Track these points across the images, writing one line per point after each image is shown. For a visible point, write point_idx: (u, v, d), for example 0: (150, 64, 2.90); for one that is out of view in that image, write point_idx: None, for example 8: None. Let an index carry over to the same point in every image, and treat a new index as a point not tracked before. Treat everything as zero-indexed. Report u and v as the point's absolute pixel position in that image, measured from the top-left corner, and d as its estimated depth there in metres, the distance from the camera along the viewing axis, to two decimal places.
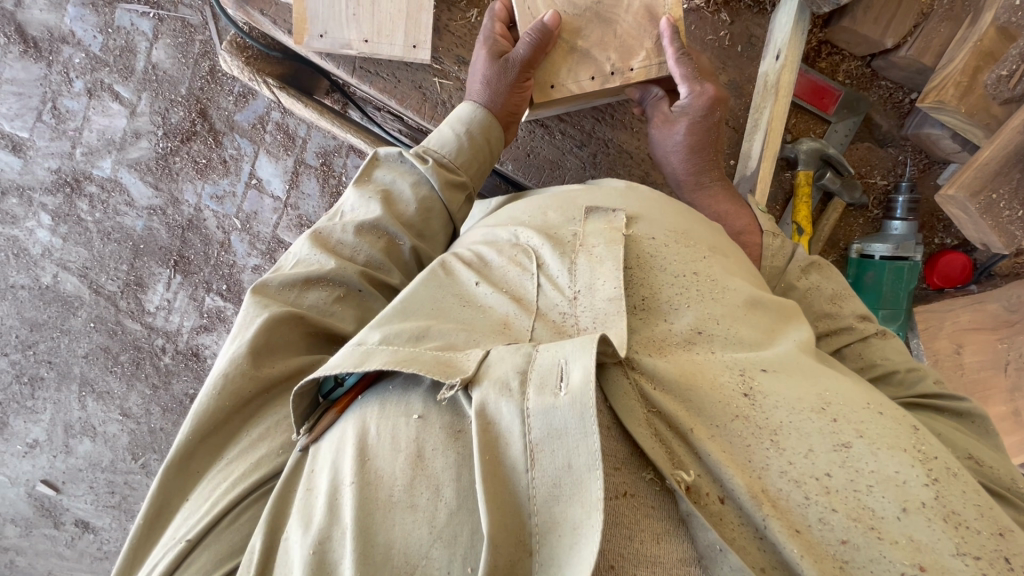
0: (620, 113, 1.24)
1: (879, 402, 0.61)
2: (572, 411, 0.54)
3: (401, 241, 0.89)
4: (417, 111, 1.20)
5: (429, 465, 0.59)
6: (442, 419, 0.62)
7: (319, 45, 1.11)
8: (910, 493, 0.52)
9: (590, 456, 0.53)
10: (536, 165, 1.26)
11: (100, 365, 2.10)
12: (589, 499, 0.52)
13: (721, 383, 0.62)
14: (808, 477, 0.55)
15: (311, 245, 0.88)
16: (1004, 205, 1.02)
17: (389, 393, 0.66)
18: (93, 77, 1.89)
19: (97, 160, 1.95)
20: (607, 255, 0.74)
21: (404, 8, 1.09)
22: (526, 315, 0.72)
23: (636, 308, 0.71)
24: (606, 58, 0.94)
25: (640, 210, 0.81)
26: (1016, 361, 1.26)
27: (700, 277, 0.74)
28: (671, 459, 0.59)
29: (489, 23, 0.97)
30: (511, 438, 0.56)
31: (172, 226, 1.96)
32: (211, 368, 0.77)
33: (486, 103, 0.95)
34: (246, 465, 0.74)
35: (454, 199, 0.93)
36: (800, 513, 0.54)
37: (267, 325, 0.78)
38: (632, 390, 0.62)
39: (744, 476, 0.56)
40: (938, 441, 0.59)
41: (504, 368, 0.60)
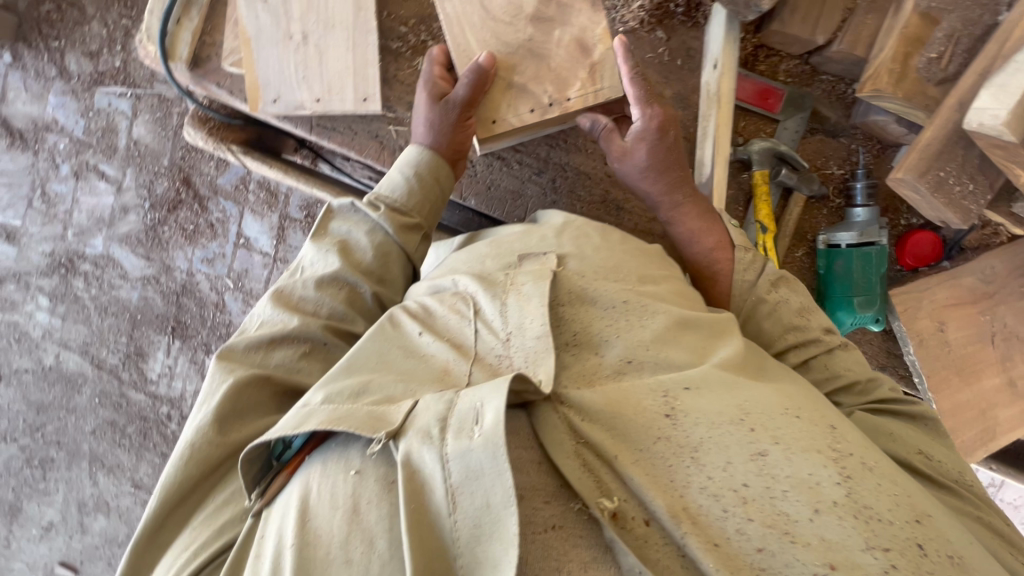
0: (574, 137, 1.27)
1: (799, 407, 0.68)
2: (485, 451, 0.60)
3: (362, 288, 0.92)
4: (377, 160, 1.25)
5: (363, 518, 0.63)
6: (377, 471, 0.66)
7: (273, 109, 1.15)
8: (823, 494, 0.60)
9: (505, 494, 0.59)
10: (498, 196, 1.29)
11: (108, 440, 2.10)
12: (506, 536, 0.58)
13: (644, 405, 0.68)
14: (726, 490, 0.61)
15: (273, 305, 0.91)
16: (953, 181, 1.04)
17: (332, 450, 0.69)
18: (78, 159, 1.96)
19: (89, 239, 2.01)
20: (534, 293, 0.78)
21: (352, 65, 1.14)
22: (464, 361, 0.76)
23: (568, 344, 0.77)
24: (543, 90, 0.96)
25: (571, 250, 0.88)
26: (1001, 332, 1.28)
27: (629, 304, 0.79)
28: (598, 487, 0.65)
29: (429, 67, 1.00)
30: (433, 484, 0.62)
31: (166, 293, 2.00)
32: (180, 436, 0.81)
33: (431, 144, 0.98)
34: (209, 531, 0.76)
35: (410, 240, 0.96)
36: (718, 526, 0.60)
37: (231, 392, 0.81)
38: (563, 424, 0.69)
39: (665, 496, 0.62)
40: (854, 437, 0.67)
41: (427, 417, 0.66)
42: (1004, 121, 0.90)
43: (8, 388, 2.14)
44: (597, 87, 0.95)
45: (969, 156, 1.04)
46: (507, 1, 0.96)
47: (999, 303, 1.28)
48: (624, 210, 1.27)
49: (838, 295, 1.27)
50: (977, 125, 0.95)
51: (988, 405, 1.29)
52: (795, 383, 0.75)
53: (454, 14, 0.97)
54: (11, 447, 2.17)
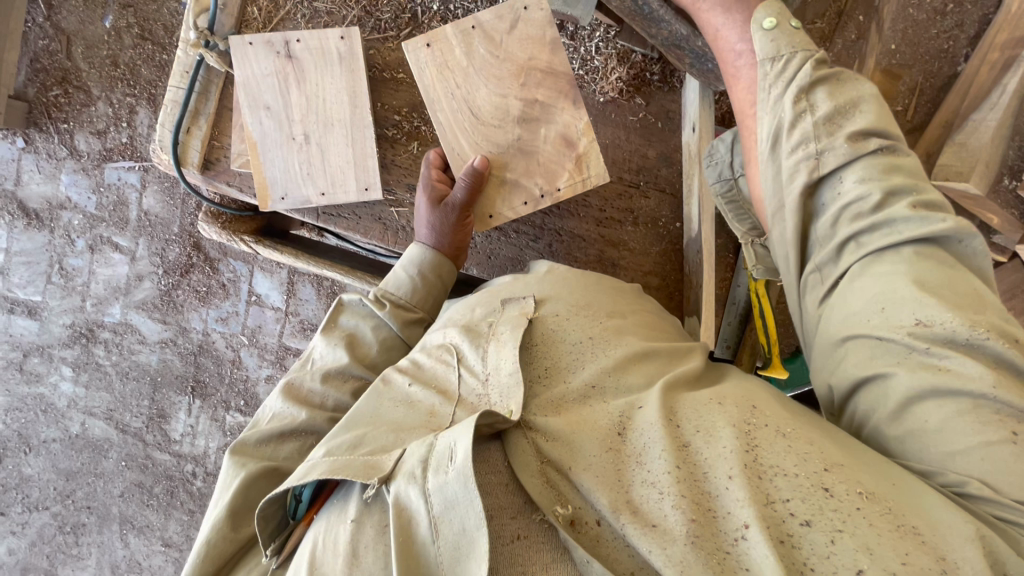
0: (566, 203, 1.35)
1: (721, 394, 0.71)
2: (458, 482, 0.64)
3: (367, 378, 0.98)
4: (382, 240, 1.32)
5: (362, 562, 0.68)
6: (373, 516, 0.71)
7: (282, 206, 1.23)
8: (735, 460, 0.63)
9: (477, 517, 0.63)
10: (498, 264, 1.35)
11: (137, 501, 2.17)
12: (480, 554, 0.62)
13: (598, 422, 0.72)
14: (660, 478, 0.64)
15: (284, 399, 0.96)
16: None
17: (334, 506, 0.76)
18: (92, 234, 2.05)
19: (107, 308, 2.09)
20: (509, 338, 0.83)
21: (351, 158, 1.21)
22: (449, 404, 0.81)
23: (540, 376, 0.81)
24: (534, 183, 1.04)
25: (549, 294, 0.94)
26: None
27: (595, 339, 0.84)
28: (557, 497, 0.68)
29: (426, 171, 1.08)
30: (418, 517, 0.67)
31: (184, 354, 2.08)
32: (199, 530, 0.87)
33: (434, 244, 1.05)
34: None
35: (412, 333, 1.03)
36: (655, 510, 0.62)
37: (242, 489, 0.87)
38: (530, 446, 0.72)
39: (609, 493, 0.65)
40: (774, 410, 0.69)
41: (410, 461, 0.70)
42: None
43: (36, 458, 2.20)
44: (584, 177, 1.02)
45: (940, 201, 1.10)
46: (495, 107, 1.04)
47: None
48: (618, 269, 1.34)
49: None
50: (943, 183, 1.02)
51: None
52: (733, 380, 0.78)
53: (447, 121, 1.05)
54: (42, 515, 2.22)
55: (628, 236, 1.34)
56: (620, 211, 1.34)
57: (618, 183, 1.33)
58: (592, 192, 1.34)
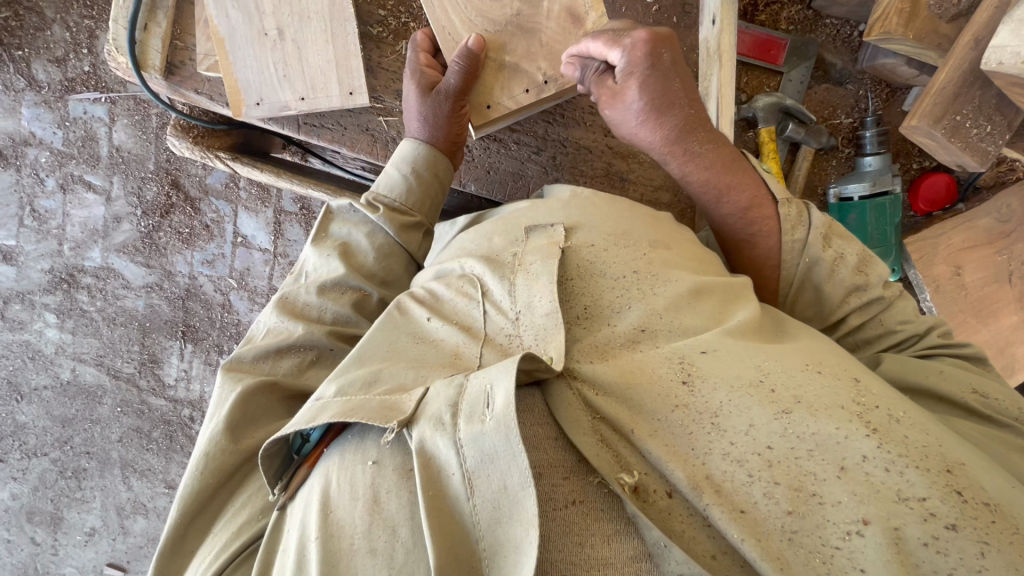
0: (570, 110, 1.23)
1: (818, 361, 0.67)
2: (498, 433, 0.59)
3: (369, 292, 0.91)
4: (370, 153, 1.21)
5: (385, 508, 0.63)
6: (394, 460, 0.66)
7: (258, 113, 1.11)
8: (850, 451, 0.59)
9: (522, 475, 0.58)
10: (498, 180, 1.25)
11: (136, 445, 2.12)
12: (526, 517, 0.57)
13: (661, 375, 0.68)
14: (750, 454, 0.61)
15: (278, 313, 0.89)
16: (970, 124, 1.00)
17: (348, 442, 0.70)
18: (62, 172, 1.91)
19: (86, 252, 1.97)
20: (543, 271, 0.76)
21: (332, 58, 1.08)
22: (476, 343, 0.76)
23: (580, 317, 0.75)
24: (537, 68, 0.93)
25: (578, 219, 0.85)
26: (1017, 270, 1.26)
27: (640, 274, 0.78)
28: (619, 461, 0.64)
29: (414, 55, 0.96)
30: (451, 469, 0.62)
31: (171, 298, 1.98)
32: (194, 447, 0.80)
33: (427, 138, 0.94)
34: (229, 532, 0.76)
35: (411, 238, 0.95)
36: (745, 491, 0.59)
37: (239, 400, 0.80)
38: (577, 399, 0.68)
39: (686, 467, 0.61)
40: (880, 387, 0.66)
41: (437, 405, 0.65)
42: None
43: (29, 406, 2.12)
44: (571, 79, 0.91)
45: (987, 95, 0.99)
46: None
47: (1016, 241, 1.25)
48: (628, 182, 1.25)
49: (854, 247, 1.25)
50: (994, 64, 0.89)
51: (1007, 343, 1.28)
52: (798, 332, 0.74)
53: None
54: (42, 461, 2.16)
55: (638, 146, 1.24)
56: None
57: None
58: None
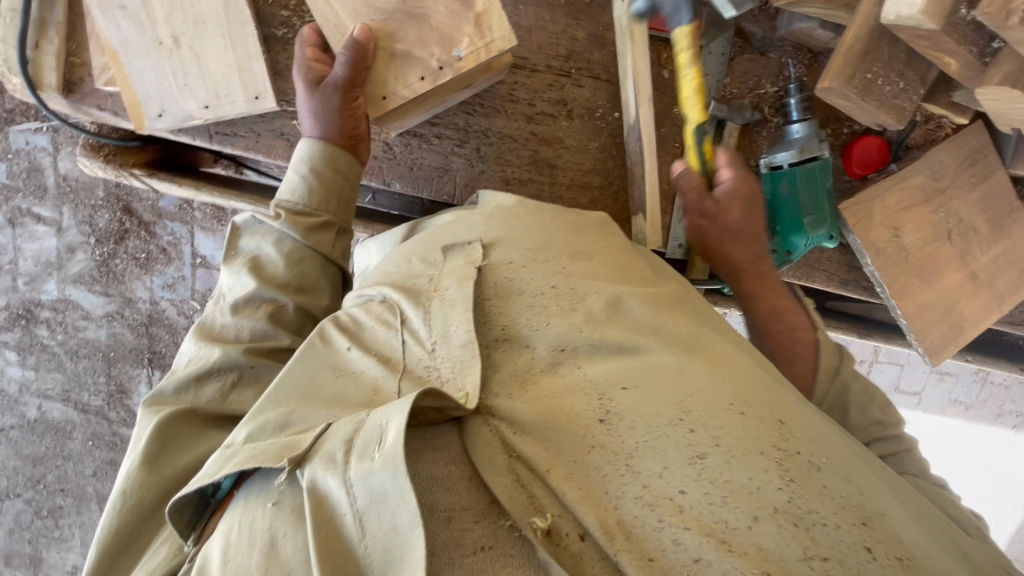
0: (491, 99, 1.20)
1: (743, 400, 0.60)
2: (386, 470, 0.54)
3: (284, 302, 0.87)
4: (287, 158, 1.18)
5: (281, 552, 0.57)
6: (293, 501, 0.60)
7: (161, 124, 1.08)
8: (764, 499, 0.53)
9: (410, 515, 0.53)
10: (423, 176, 1.22)
11: (110, 479, 2.07)
12: (416, 558, 0.52)
13: (577, 412, 0.61)
14: (661, 499, 0.54)
15: (196, 340, 0.85)
16: (882, 82, 0.99)
17: (254, 484, 0.63)
18: (9, 206, 1.83)
19: (42, 285, 1.90)
20: (458, 297, 0.70)
21: (233, 62, 1.05)
22: (393, 375, 0.68)
23: (496, 340, 0.69)
24: (430, 55, 0.90)
25: (498, 235, 0.80)
26: (956, 227, 1.26)
27: (558, 290, 0.72)
28: (531, 504, 0.57)
29: (301, 49, 0.93)
30: (341, 510, 0.56)
31: (135, 326, 1.93)
32: (113, 485, 0.77)
33: (322, 134, 0.92)
34: (146, 570, 0.71)
35: (323, 240, 0.91)
36: (654, 538, 0.53)
37: (157, 429, 0.77)
38: (493, 437, 0.61)
39: (596, 511, 0.55)
40: (806, 429, 0.60)
41: (333, 441, 0.59)
42: (923, 9, 0.83)
43: None
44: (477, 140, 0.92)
45: (895, 50, 0.98)
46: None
47: (951, 198, 1.25)
48: (557, 168, 1.22)
49: (790, 218, 1.21)
50: (894, 17, 0.87)
51: (952, 301, 1.28)
52: (723, 353, 0.67)
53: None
54: (15, 502, 2.09)
55: (563, 132, 1.22)
56: (551, 103, 1.20)
57: (547, 71, 1.19)
58: (519, 84, 1.19)
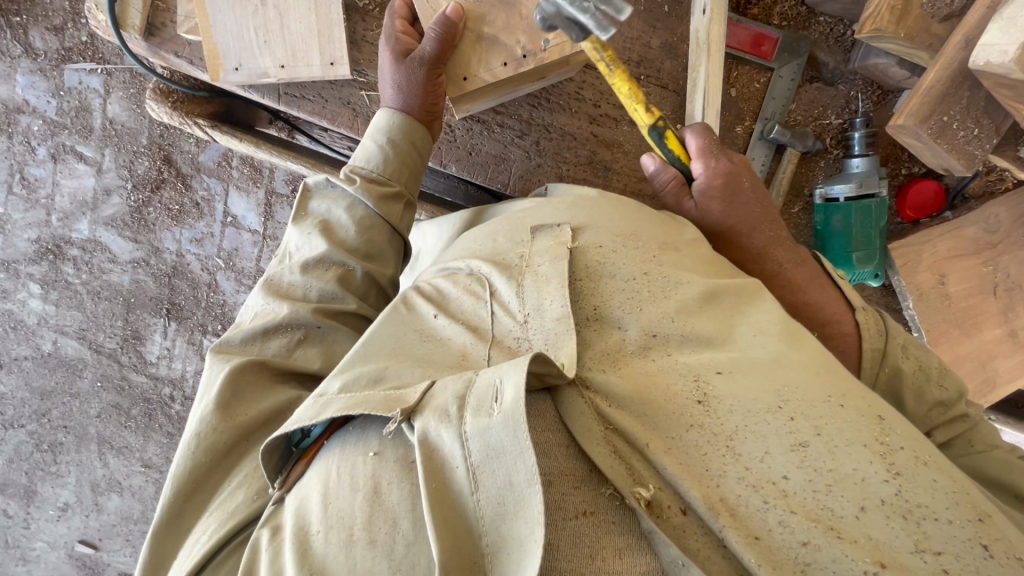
0: (556, 95, 1.21)
1: (841, 394, 0.64)
2: (505, 429, 0.56)
3: (352, 267, 0.89)
4: (350, 128, 1.19)
5: (386, 499, 0.61)
6: (396, 451, 0.64)
7: (236, 78, 1.09)
8: (870, 492, 0.57)
9: (528, 472, 0.55)
10: (480, 162, 1.24)
11: (114, 422, 2.08)
12: (532, 515, 0.54)
13: (675, 392, 0.66)
14: (764, 482, 0.59)
15: (264, 295, 0.88)
16: (957, 126, 0.99)
17: (349, 435, 0.67)
18: (54, 142, 1.86)
19: (74, 224, 1.93)
20: (552, 273, 0.74)
21: (314, 26, 1.06)
22: (483, 343, 0.73)
23: (589, 319, 0.73)
24: (516, 42, 0.92)
25: (586, 220, 0.82)
26: (1003, 283, 1.24)
27: (651, 277, 0.75)
28: (632, 475, 0.62)
29: (391, 21, 0.95)
30: (454, 463, 0.59)
31: (158, 275, 1.95)
32: (185, 427, 0.78)
33: (402, 106, 0.93)
34: (222, 513, 0.73)
35: (392, 210, 0.92)
36: (759, 517, 0.57)
37: (230, 378, 0.78)
38: (589, 409, 0.65)
39: (699, 486, 0.60)
40: (903, 424, 0.64)
41: (444, 396, 0.62)
42: (1014, 58, 0.82)
43: (8, 376, 2.08)
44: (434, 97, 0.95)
45: (975, 97, 0.98)
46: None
47: (1003, 253, 1.24)
48: (613, 171, 1.22)
49: (837, 251, 1.22)
50: (982, 63, 0.87)
51: (989, 357, 1.26)
52: (819, 349, 0.70)
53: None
54: (19, 433, 2.12)
55: (624, 136, 1.22)
56: (615, 106, 1.21)
57: None
58: (587, 84, 1.20)
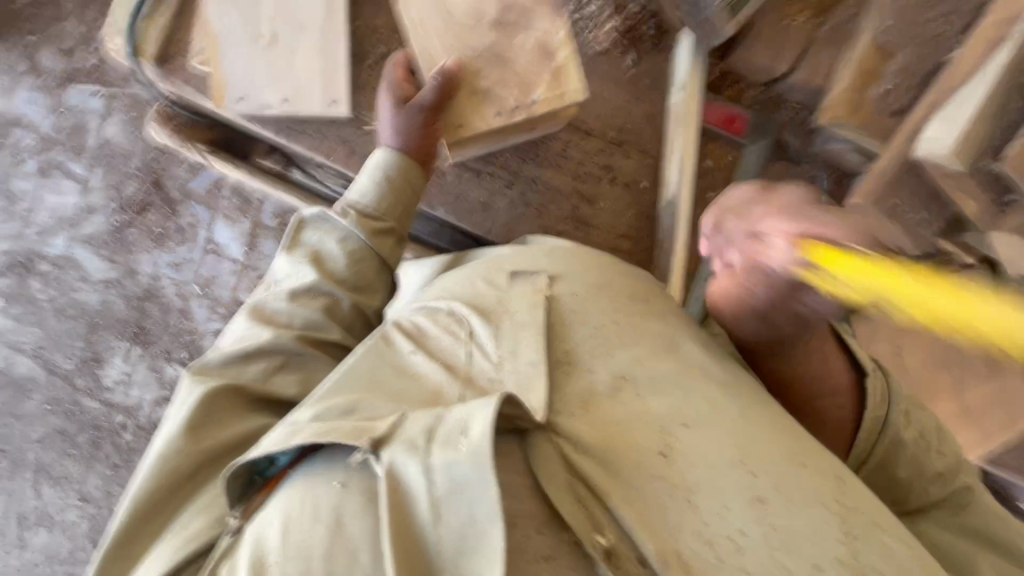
0: (544, 151, 1.29)
1: (803, 454, 0.68)
2: (472, 466, 0.57)
3: (340, 298, 0.90)
4: (345, 164, 1.23)
5: (347, 531, 0.59)
6: (361, 484, 0.62)
7: (238, 107, 1.14)
8: (826, 551, 0.61)
9: (490, 510, 0.57)
10: (467, 207, 1.29)
11: (57, 448, 1.94)
12: (492, 550, 0.56)
13: (639, 444, 0.66)
14: (719, 538, 0.61)
15: (249, 320, 0.87)
16: (905, 208, 1.09)
17: (315, 466, 0.65)
18: (45, 156, 1.88)
19: (50, 238, 1.91)
20: (528, 318, 0.77)
21: (320, 68, 1.14)
22: (456, 382, 0.73)
23: (560, 363, 0.74)
24: (509, 96, 0.99)
25: (561, 268, 0.85)
26: (954, 357, 1.32)
27: (619, 326, 0.78)
28: (591, 522, 0.62)
29: (391, 67, 1.01)
30: (417, 498, 0.59)
31: (129, 297, 1.90)
32: (150, 449, 0.76)
33: (399, 147, 0.97)
34: (177, 539, 0.70)
35: (384, 244, 0.95)
36: (713, 572, 0.59)
37: (199, 400, 0.77)
38: (557, 454, 0.66)
39: (655, 539, 0.61)
40: (859, 490, 0.68)
41: (414, 429, 0.62)
42: (950, 149, 0.93)
43: None
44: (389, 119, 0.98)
45: (921, 184, 1.08)
46: (471, 9, 1.00)
47: None
48: (593, 226, 1.29)
49: None
50: (927, 152, 0.97)
51: None
52: (773, 415, 0.71)
53: (416, 19, 1.00)
54: None
55: (603, 195, 1.29)
56: (598, 166, 1.29)
57: (599, 137, 1.29)
58: (571, 143, 1.28)
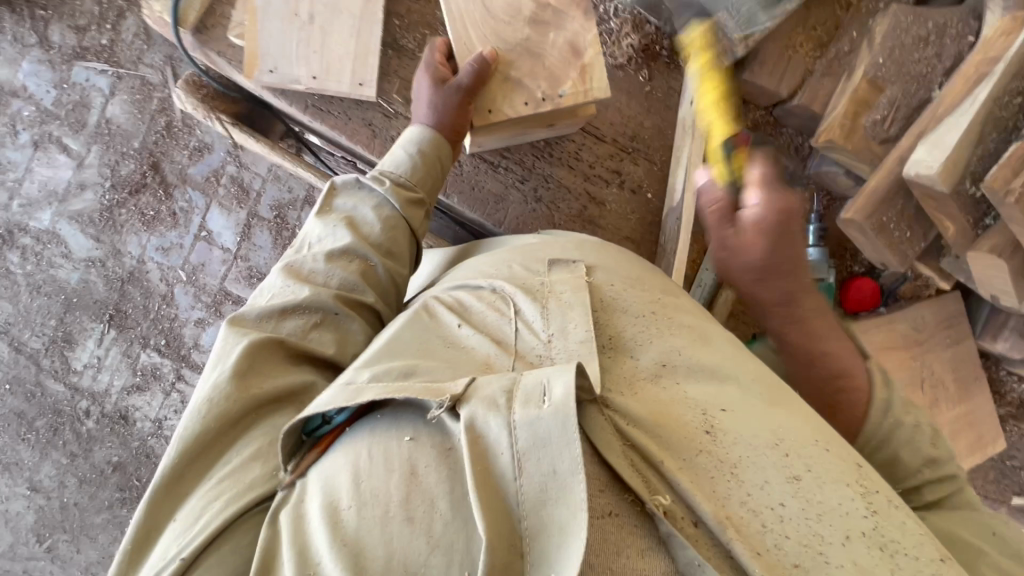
0: (559, 151, 1.35)
1: (828, 437, 0.72)
2: (555, 419, 0.57)
3: (374, 263, 0.93)
4: (367, 147, 1.28)
5: (423, 480, 0.61)
6: (433, 439, 0.64)
7: (269, 79, 1.18)
8: (853, 523, 0.64)
9: (574, 461, 0.56)
10: (480, 198, 1.34)
11: (11, 433, 1.88)
12: (574, 501, 0.55)
13: (686, 419, 0.70)
14: (763, 506, 0.63)
15: (284, 277, 0.89)
16: (894, 227, 1.17)
17: (379, 422, 0.67)
18: (41, 129, 1.85)
19: (35, 212, 1.87)
20: (575, 301, 0.80)
21: (352, 50, 1.19)
22: (507, 356, 0.77)
23: (605, 347, 0.78)
24: (537, 86, 1.05)
25: (596, 261, 0.90)
26: (928, 379, 1.40)
27: (657, 314, 0.83)
28: (648, 486, 0.63)
29: (430, 54, 1.09)
30: (500, 449, 0.59)
31: (110, 279, 1.86)
32: (192, 397, 0.75)
33: (434, 125, 1.05)
34: (235, 485, 0.69)
35: (416, 214, 1.01)
36: (759, 537, 0.61)
37: (248, 350, 0.77)
38: (609, 424, 0.67)
39: (711, 504, 0.62)
40: (877, 475, 0.71)
41: (492, 388, 0.63)
42: (938, 172, 1.02)
43: None
44: (422, 99, 1.07)
45: (907, 205, 1.17)
46: (507, 4, 1.07)
47: (928, 351, 1.40)
48: (600, 226, 1.35)
49: None
50: (914, 174, 1.07)
51: None
52: (802, 405, 0.76)
53: (457, 9, 1.06)
54: None
55: (611, 198, 1.35)
56: (608, 170, 1.35)
57: (612, 143, 1.36)
58: (585, 146, 1.35)
